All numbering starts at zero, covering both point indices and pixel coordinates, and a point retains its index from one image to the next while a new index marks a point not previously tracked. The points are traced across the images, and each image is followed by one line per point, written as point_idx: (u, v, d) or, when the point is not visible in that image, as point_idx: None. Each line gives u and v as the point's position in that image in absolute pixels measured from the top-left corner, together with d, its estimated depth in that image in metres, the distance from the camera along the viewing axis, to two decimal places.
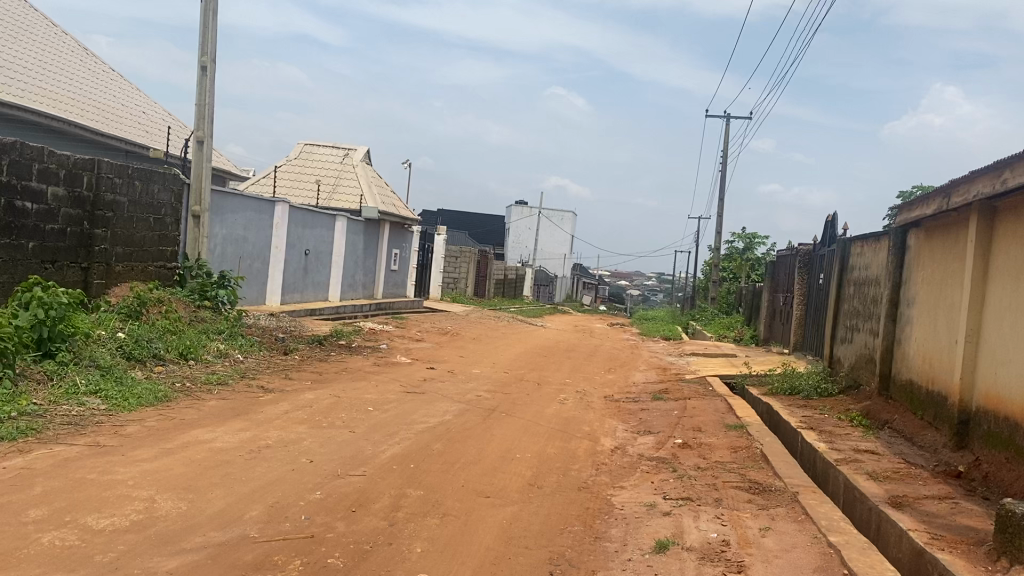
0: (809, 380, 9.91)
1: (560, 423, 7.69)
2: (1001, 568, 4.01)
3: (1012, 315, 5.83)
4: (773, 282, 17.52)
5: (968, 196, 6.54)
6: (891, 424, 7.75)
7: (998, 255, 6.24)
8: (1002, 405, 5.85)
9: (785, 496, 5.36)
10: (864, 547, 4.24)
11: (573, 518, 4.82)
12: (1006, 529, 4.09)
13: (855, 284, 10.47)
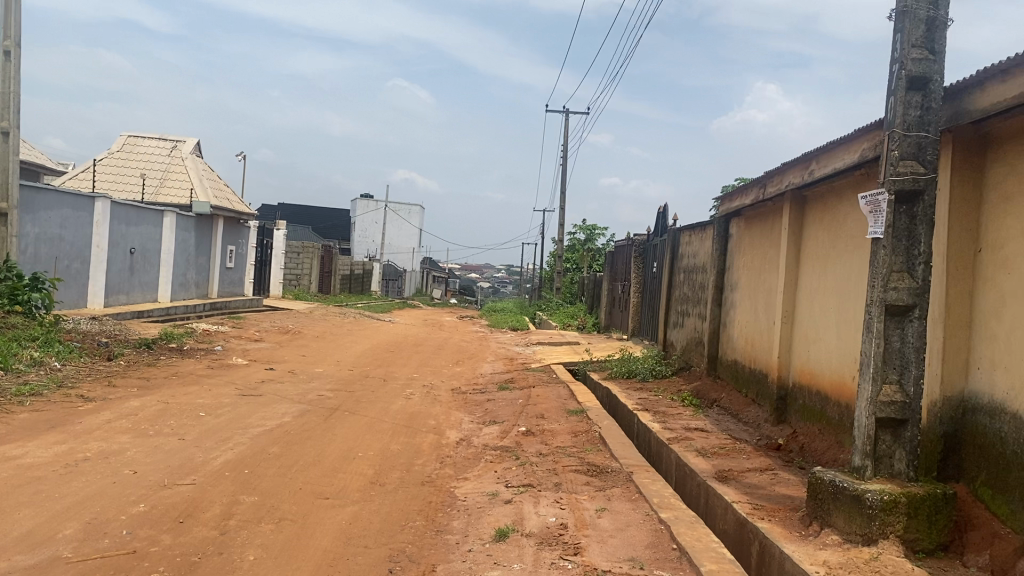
0: (645, 364, 10.31)
1: (403, 418, 7.63)
2: (812, 532, 4.32)
3: (821, 297, 6.28)
4: (612, 272, 18.16)
5: (782, 186, 6.97)
6: (718, 403, 8.19)
7: (808, 241, 6.70)
8: (815, 380, 6.30)
9: (620, 477, 5.56)
10: (691, 521, 4.45)
11: (414, 513, 4.79)
12: (817, 495, 4.39)
13: (685, 271, 10.98)
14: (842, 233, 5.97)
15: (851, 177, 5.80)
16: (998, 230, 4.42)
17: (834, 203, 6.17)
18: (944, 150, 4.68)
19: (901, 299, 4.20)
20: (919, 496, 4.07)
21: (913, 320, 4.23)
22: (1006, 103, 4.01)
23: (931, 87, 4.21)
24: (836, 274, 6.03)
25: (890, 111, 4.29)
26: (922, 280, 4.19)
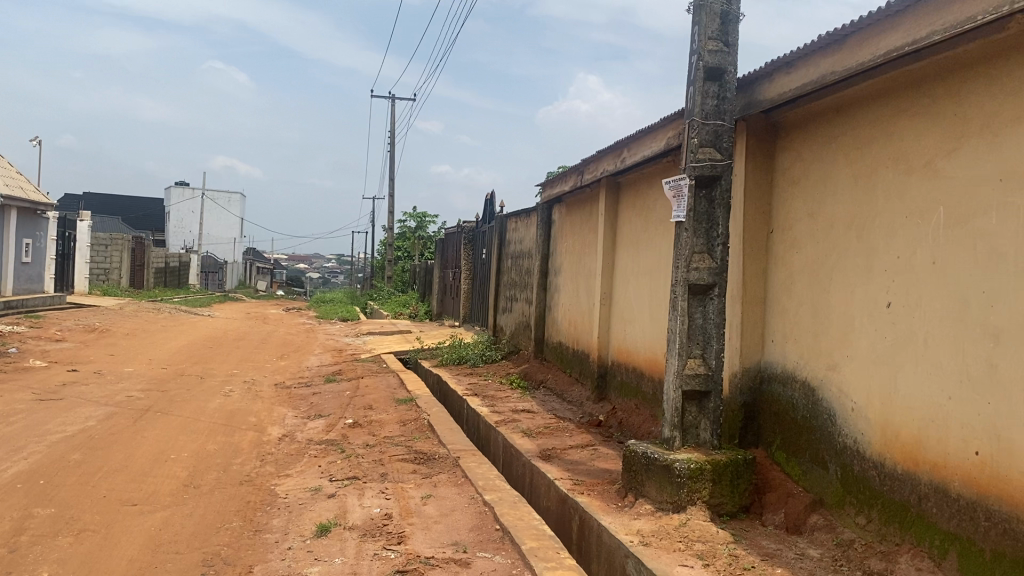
0: (475, 349, 10.40)
1: (222, 416, 7.29)
2: (627, 504, 4.51)
3: (636, 278, 6.54)
4: (443, 259, 18.18)
5: (598, 172, 7.18)
6: (545, 383, 8.39)
7: (623, 226, 6.96)
8: (631, 358, 6.59)
9: (447, 463, 5.58)
10: (514, 501, 4.54)
11: (232, 514, 4.59)
12: (631, 468, 4.59)
13: (512, 257, 11.14)
14: (653, 217, 6.24)
15: (660, 164, 6.07)
16: (788, 213, 4.78)
17: (645, 188, 6.45)
18: (739, 138, 4.98)
19: (703, 279, 4.45)
20: (723, 463, 4.33)
21: (714, 298, 4.50)
22: (791, 94, 4.32)
23: (726, 78, 4.47)
24: (649, 256, 6.30)
25: (690, 100, 4.51)
26: (720, 261, 4.47)
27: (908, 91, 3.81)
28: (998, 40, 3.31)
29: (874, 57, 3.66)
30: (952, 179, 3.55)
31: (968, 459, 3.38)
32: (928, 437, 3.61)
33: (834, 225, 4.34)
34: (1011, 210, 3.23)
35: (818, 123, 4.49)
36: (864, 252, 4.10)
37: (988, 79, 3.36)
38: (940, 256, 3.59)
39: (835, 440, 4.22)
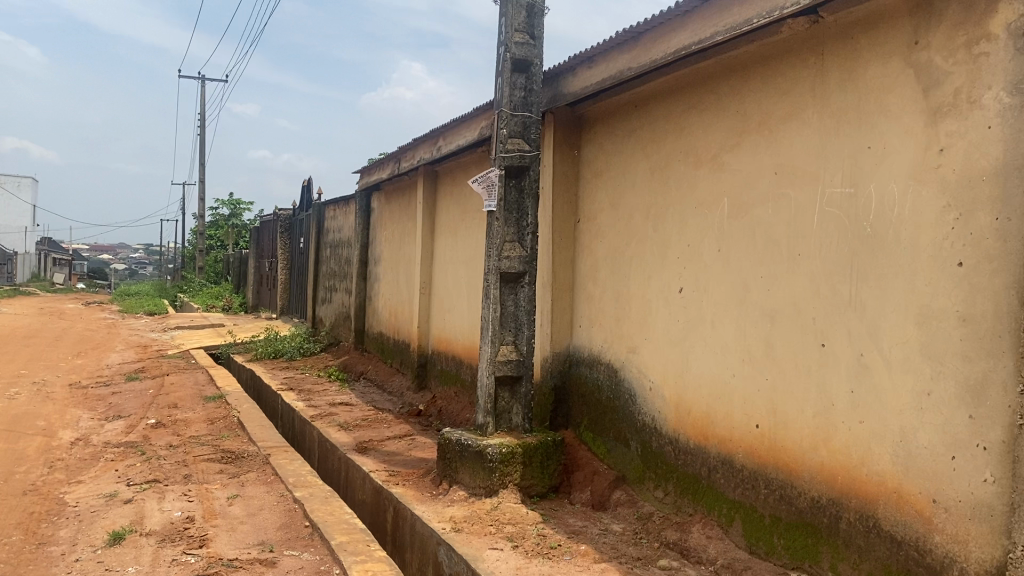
0: (292, 342, 10.11)
1: (4, 422, 6.67)
2: (442, 491, 4.53)
3: (454, 267, 6.58)
4: (259, 248, 17.54)
5: (415, 160, 7.14)
6: (364, 375, 8.29)
7: (441, 214, 6.97)
8: (450, 346, 6.62)
9: (257, 461, 5.39)
10: (326, 496, 4.45)
11: (12, 528, 4.21)
12: (445, 455, 4.60)
13: (331, 246, 10.89)
14: (470, 206, 6.29)
15: (474, 153, 6.12)
16: (593, 202, 4.96)
17: (461, 177, 6.48)
18: (547, 129, 5.11)
19: (513, 267, 4.53)
20: (533, 446, 4.44)
21: (524, 285, 4.59)
22: (592, 87, 4.48)
23: (533, 70, 4.56)
24: (466, 245, 6.34)
25: (498, 91, 4.56)
26: (530, 249, 4.56)
27: (697, 88, 4.05)
28: (773, 42, 3.58)
29: (666, 55, 3.85)
30: (734, 172, 3.80)
31: (749, 432, 3.65)
32: (715, 413, 3.87)
33: (634, 214, 4.55)
34: (785, 201, 3.52)
35: (618, 116, 4.69)
36: (659, 240, 4.32)
37: (765, 80, 3.63)
38: (725, 244, 3.85)
39: (636, 418, 4.44)
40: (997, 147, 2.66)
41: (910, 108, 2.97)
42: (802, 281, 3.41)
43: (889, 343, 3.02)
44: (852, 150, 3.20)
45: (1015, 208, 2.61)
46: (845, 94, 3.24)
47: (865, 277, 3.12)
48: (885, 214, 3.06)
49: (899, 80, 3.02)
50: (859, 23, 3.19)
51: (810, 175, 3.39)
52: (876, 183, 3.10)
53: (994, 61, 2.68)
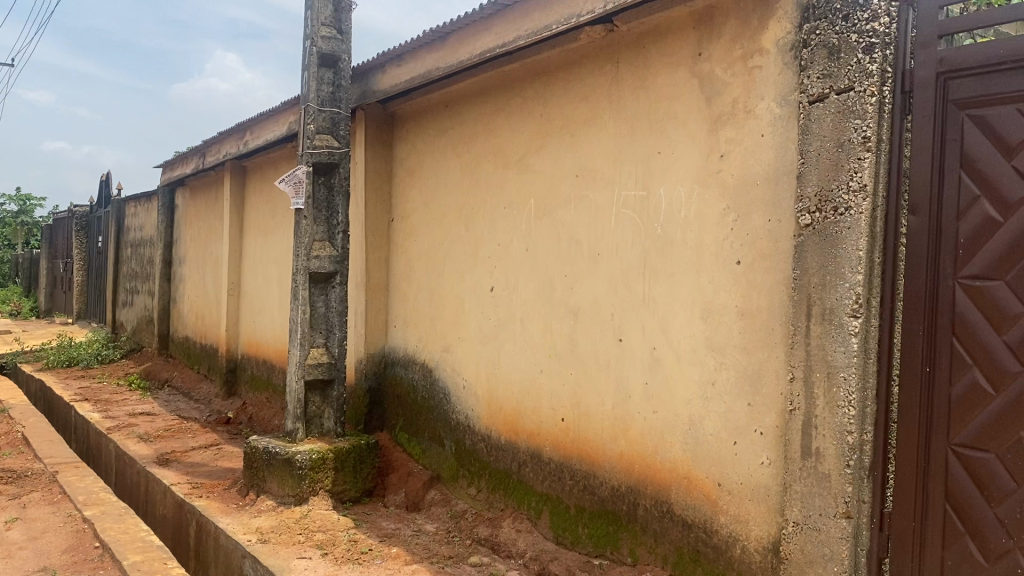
0: (88, 349, 9.40)
1: None
2: (249, 501, 4.34)
3: (263, 267, 6.34)
4: (52, 248, 16.19)
5: (220, 155, 6.82)
6: (170, 382, 7.83)
7: (250, 212, 6.70)
8: (261, 350, 6.39)
9: (43, 479, 4.96)
10: (120, 514, 4.16)
11: None
12: (252, 464, 4.42)
13: (132, 245, 10.22)
14: (280, 204, 6.09)
15: (283, 149, 5.93)
16: (405, 202, 4.94)
17: (271, 174, 6.26)
18: (357, 126, 5.02)
19: (323, 267, 4.41)
20: (345, 450, 4.35)
21: (335, 286, 4.49)
22: (401, 85, 4.45)
23: (340, 66, 4.47)
24: (276, 244, 6.14)
25: (304, 86, 4.43)
26: (340, 248, 4.47)
27: (504, 90, 4.12)
28: (573, 48, 3.71)
29: (471, 56, 3.89)
30: (539, 173, 3.90)
31: (556, 425, 3.76)
32: (524, 409, 3.95)
33: (446, 214, 4.56)
34: (585, 202, 3.65)
35: (429, 116, 4.69)
36: (470, 239, 4.36)
37: (567, 84, 3.75)
38: (532, 244, 3.93)
39: (449, 417, 4.46)
40: (769, 154, 2.88)
41: (695, 115, 3.16)
42: (602, 280, 3.55)
43: (679, 337, 3.19)
44: (645, 154, 3.36)
45: (784, 211, 2.83)
46: (639, 101, 3.40)
47: (657, 275, 3.29)
48: (674, 216, 3.23)
49: (686, 89, 3.20)
50: (650, 33, 3.35)
51: (608, 177, 3.53)
52: (666, 186, 3.27)
53: (765, 74, 2.90)
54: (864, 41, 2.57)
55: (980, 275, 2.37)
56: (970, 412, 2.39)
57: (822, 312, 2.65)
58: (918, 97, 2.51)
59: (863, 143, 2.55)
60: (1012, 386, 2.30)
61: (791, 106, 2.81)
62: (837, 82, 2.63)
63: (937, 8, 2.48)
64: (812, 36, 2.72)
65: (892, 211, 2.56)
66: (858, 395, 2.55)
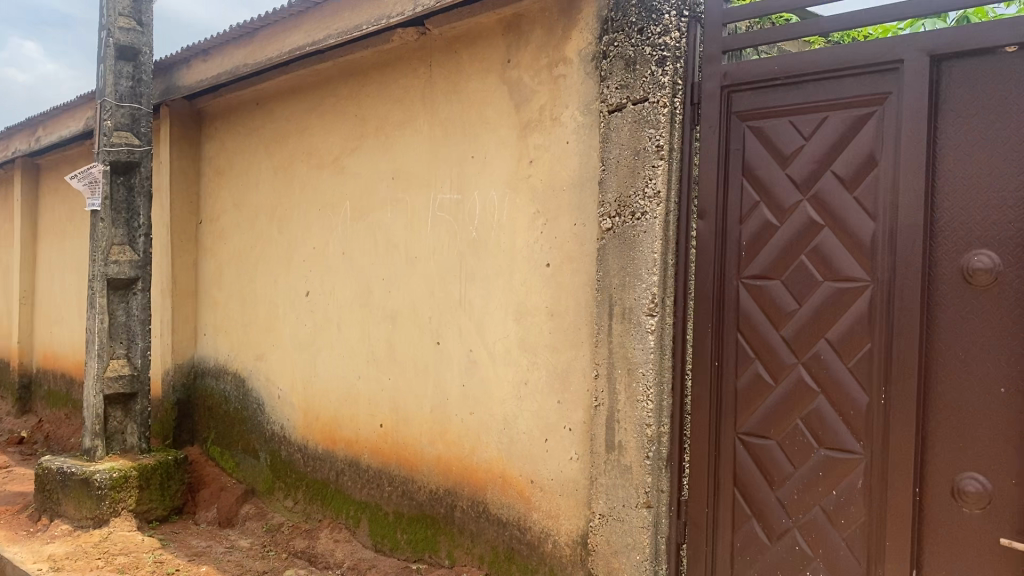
0: None
1: None
2: (41, 527, 4.01)
3: (60, 273, 5.89)
4: None
5: (8, 152, 6.26)
6: None
7: (44, 214, 6.20)
8: (58, 362, 5.92)
9: None
10: None
11: None
12: (44, 487, 4.09)
13: None
14: (78, 205, 5.68)
15: (81, 146, 5.52)
16: (215, 204, 4.73)
17: (67, 173, 5.82)
18: (162, 124, 4.76)
19: (123, 273, 4.15)
20: (151, 467, 4.11)
21: (137, 293, 4.23)
22: (208, 81, 4.26)
23: (141, 59, 4.22)
24: (74, 248, 5.71)
25: (99, 79, 4.15)
26: (142, 253, 4.22)
27: (317, 90, 4.03)
28: (386, 50, 3.68)
29: (281, 54, 3.78)
30: (354, 176, 3.85)
31: (373, 431, 3.71)
32: (341, 416, 3.88)
33: (259, 217, 4.41)
34: (402, 205, 3.63)
35: (239, 115, 4.52)
36: (285, 242, 4.23)
37: (381, 86, 3.72)
38: (347, 247, 3.87)
39: (264, 428, 4.31)
40: (574, 160, 2.97)
41: (505, 120, 3.22)
42: (417, 283, 3.54)
43: (493, 338, 3.24)
44: (458, 158, 3.39)
45: (588, 215, 2.93)
46: (451, 105, 3.42)
47: (472, 278, 3.32)
48: (487, 219, 3.27)
49: (496, 95, 3.25)
50: (461, 38, 3.38)
51: (423, 180, 3.53)
52: (478, 189, 3.31)
53: (569, 83, 2.99)
54: (657, 54, 2.69)
55: (761, 275, 2.57)
56: (753, 402, 2.58)
57: (622, 312, 2.77)
58: (705, 109, 2.67)
59: (657, 151, 2.69)
60: (788, 378, 2.51)
61: (592, 114, 2.92)
62: (633, 93, 2.75)
63: (722, 26, 2.66)
64: (611, 47, 2.83)
65: (683, 216, 2.70)
66: (656, 389, 2.68)
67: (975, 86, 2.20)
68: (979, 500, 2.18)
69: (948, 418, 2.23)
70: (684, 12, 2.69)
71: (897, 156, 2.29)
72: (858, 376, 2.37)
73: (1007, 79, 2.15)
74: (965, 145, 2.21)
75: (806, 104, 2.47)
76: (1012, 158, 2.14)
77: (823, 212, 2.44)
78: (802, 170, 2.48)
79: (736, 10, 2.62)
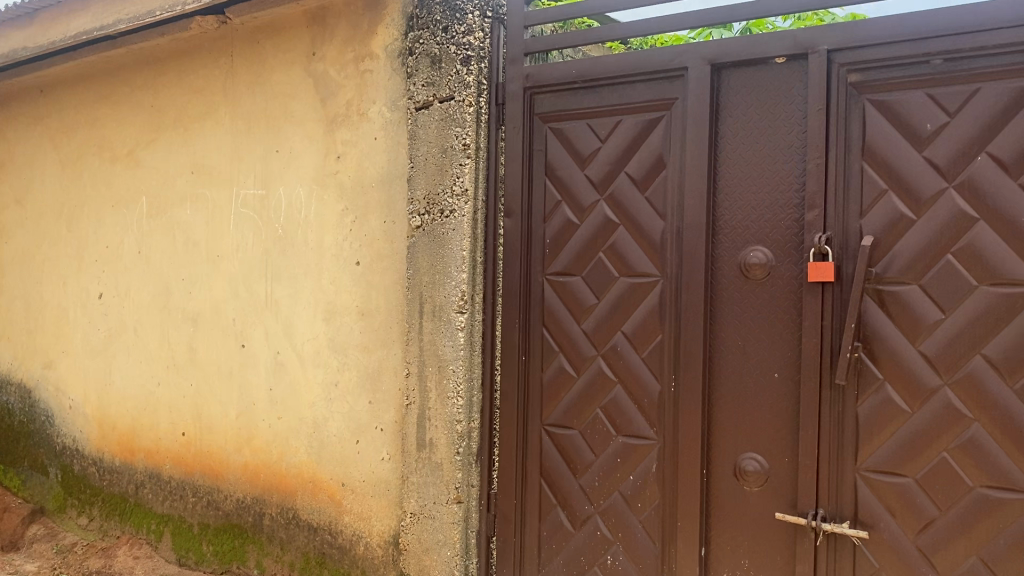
0: None
1: None
2: None
3: None
4: None
5: None
6: None
7: None
8: None
9: None
10: None
11: None
12: None
13: None
14: None
15: None
16: None
17: None
18: None
19: None
20: None
21: None
22: None
23: None
24: None
25: None
26: None
27: (110, 78, 3.77)
28: (184, 38, 3.50)
29: (64, 38, 3.51)
30: (151, 170, 3.63)
31: (175, 440, 3.52)
32: (140, 425, 3.65)
33: (44, 213, 4.07)
34: (203, 201, 3.46)
35: (20, 102, 4.16)
36: (74, 240, 3.93)
37: (179, 76, 3.53)
38: (144, 246, 3.65)
39: (53, 441, 4.00)
40: (382, 157, 2.94)
41: (310, 115, 3.13)
42: (221, 283, 3.39)
43: (301, 340, 3.14)
44: (262, 153, 3.27)
45: (397, 213, 2.90)
46: (255, 98, 3.30)
47: (278, 277, 3.21)
48: (293, 217, 3.17)
49: (300, 89, 3.16)
50: (264, 28, 3.27)
51: (226, 176, 3.38)
52: (284, 185, 3.20)
53: (376, 79, 2.96)
54: (462, 54, 2.72)
55: (563, 271, 2.66)
56: (557, 394, 2.67)
57: (432, 309, 2.76)
58: (509, 109, 2.73)
59: (464, 149, 2.71)
60: (589, 370, 2.60)
61: (399, 111, 2.90)
62: (439, 91, 2.75)
63: (523, 30, 2.73)
64: (416, 45, 2.82)
65: (490, 214, 2.74)
66: (465, 386, 2.70)
67: (751, 93, 2.35)
68: (757, 478, 2.33)
69: (731, 403, 2.38)
70: (487, 12, 2.74)
71: (682, 157, 2.42)
72: (652, 366, 2.49)
73: (777, 87, 2.31)
74: (743, 148, 2.36)
75: (602, 108, 2.58)
76: (783, 160, 2.30)
77: (618, 210, 2.55)
78: (599, 171, 2.58)
79: (537, 13, 2.70)
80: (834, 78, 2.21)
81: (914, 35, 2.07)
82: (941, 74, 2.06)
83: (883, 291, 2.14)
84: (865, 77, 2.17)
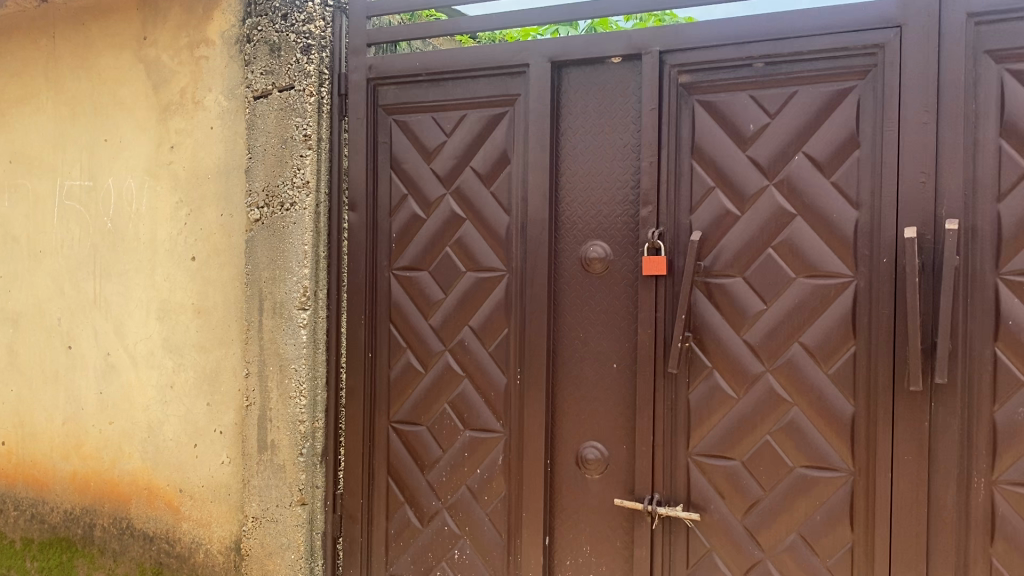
0: None
1: None
2: None
3: None
4: None
5: None
6: None
7: None
8: None
9: None
10: None
11: None
12: None
13: None
14: None
15: None
16: None
17: None
18: None
19: None
20: None
21: None
22: None
23: None
24: None
25: None
26: None
27: None
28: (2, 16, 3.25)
29: None
30: None
31: None
32: None
33: None
34: (24, 192, 3.22)
35: None
36: None
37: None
38: None
39: None
40: (218, 147, 2.81)
41: (141, 102, 2.97)
42: (44, 280, 3.17)
43: (133, 340, 2.97)
44: (88, 142, 3.07)
45: (234, 206, 2.77)
46: (80, 83, 3.09)
47: (107, 273, 3.03)
48: (124, 210, 3.00)
49: (130, 74, 2.99)
50: (90, 9, 3.08)
51: (49, 165, 3.16)
52: (113, 176, 3.02)
53: (211, 65, 2.83)
54: (301, 42, 2.66)
55: (410, 266, 2.63)
56: (404, 391, 2.65)
57: (273, 306, 2.67)
58: (352, 101, 2.68)
59: (305, 140, 2.64)
60: (436, 365, 2.59)
61: (237, 99, 2.77)
62: (278, 80, 2.67)
63: (366, 20, 2.68)
64: (254, 32, 2.73)
65: (333, 207, 2.68)
66: (309, 384, 2.64)
67: (589, 92, 2.40)
68: (598, 467, 2.39)
69: (573, 394, 2.43)
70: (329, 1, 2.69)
71: (525, 153, 2.44)
72: (498, 359, 2.50)
73: (614, 85, 2.37)
74: (582, 145, 2.41)
75: (445, 101, 2.57)
76: (620, 157, 2.36)
77: (463, 204, 2.55)
78: (444, 165, 2.57)
79: (380, 4, 2.66)
80: (666, 78, 2.28)
81: (739, 38, 2.16)
82: (762, 77, 2.17)
83: (711, 284, 2.25)
84: (695, 77, 2.26)
